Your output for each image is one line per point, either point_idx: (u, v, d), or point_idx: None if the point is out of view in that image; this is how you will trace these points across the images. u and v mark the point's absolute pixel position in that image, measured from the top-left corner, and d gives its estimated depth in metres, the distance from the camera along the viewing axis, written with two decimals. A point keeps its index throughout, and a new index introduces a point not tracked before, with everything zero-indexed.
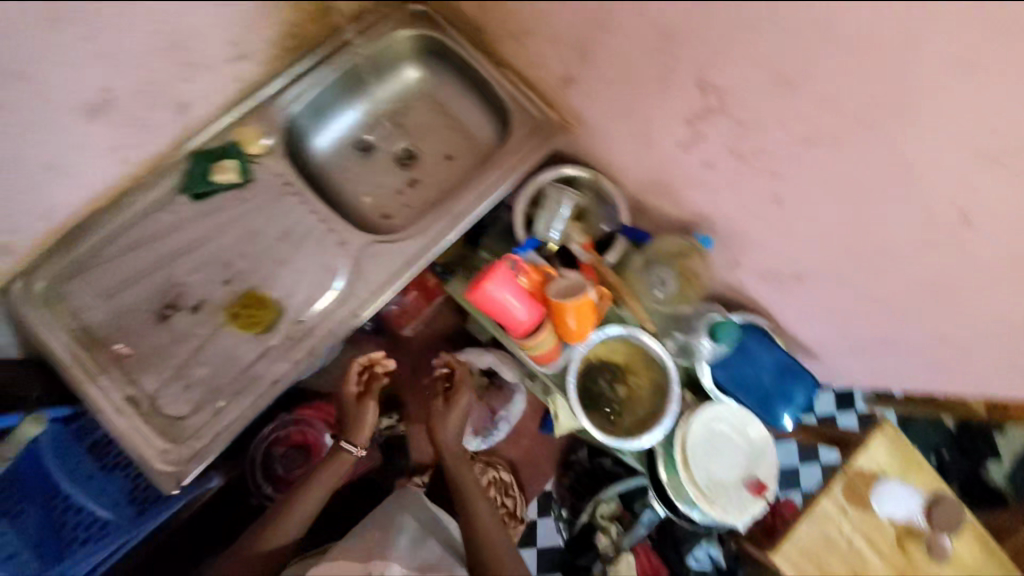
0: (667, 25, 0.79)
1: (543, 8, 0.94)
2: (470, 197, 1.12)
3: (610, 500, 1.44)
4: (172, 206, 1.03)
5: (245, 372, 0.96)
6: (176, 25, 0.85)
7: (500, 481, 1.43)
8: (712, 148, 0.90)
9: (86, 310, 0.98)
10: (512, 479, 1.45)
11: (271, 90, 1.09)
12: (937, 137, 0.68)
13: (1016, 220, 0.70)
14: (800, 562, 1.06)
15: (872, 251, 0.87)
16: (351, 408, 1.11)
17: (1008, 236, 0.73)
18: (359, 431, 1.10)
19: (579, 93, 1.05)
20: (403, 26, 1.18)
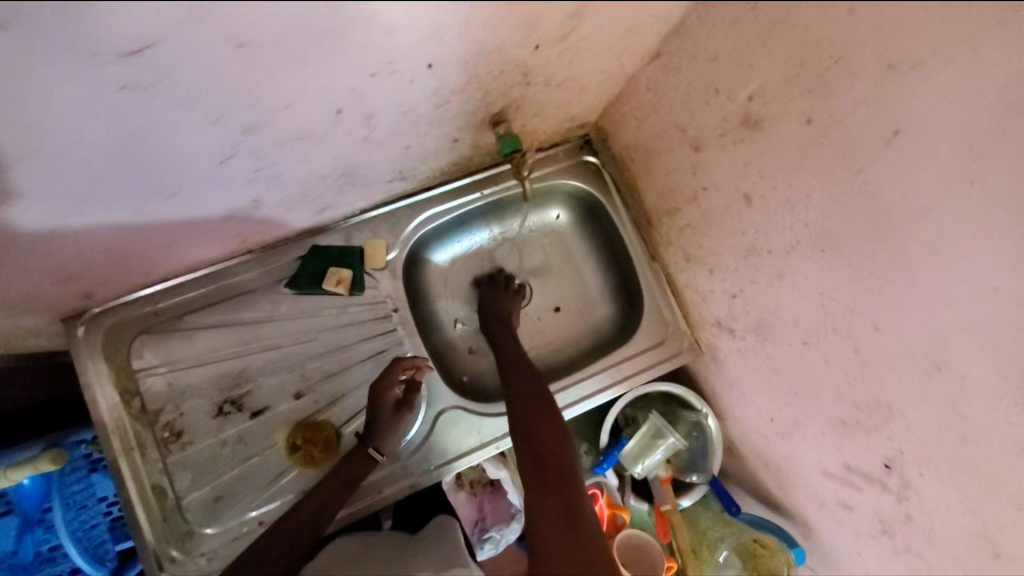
0: (883, 403, 0.67)
1: (743, 274, 0.82)
2: (568, 388, 1.05)
3: None
4: (270, 292, 0.95)
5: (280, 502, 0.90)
6: (357, 162, 0.75)
7: None
8: (854, 499, 0.79)
9: (148, 375, 0.91)
10: None
11: (412, 202, 1.01)
12: None
13: None
14: None
15: None
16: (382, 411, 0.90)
17: None
18: (390, 439, 0.90)
19: (730, 343, 0.94)
20: (570, 174, 1.08)
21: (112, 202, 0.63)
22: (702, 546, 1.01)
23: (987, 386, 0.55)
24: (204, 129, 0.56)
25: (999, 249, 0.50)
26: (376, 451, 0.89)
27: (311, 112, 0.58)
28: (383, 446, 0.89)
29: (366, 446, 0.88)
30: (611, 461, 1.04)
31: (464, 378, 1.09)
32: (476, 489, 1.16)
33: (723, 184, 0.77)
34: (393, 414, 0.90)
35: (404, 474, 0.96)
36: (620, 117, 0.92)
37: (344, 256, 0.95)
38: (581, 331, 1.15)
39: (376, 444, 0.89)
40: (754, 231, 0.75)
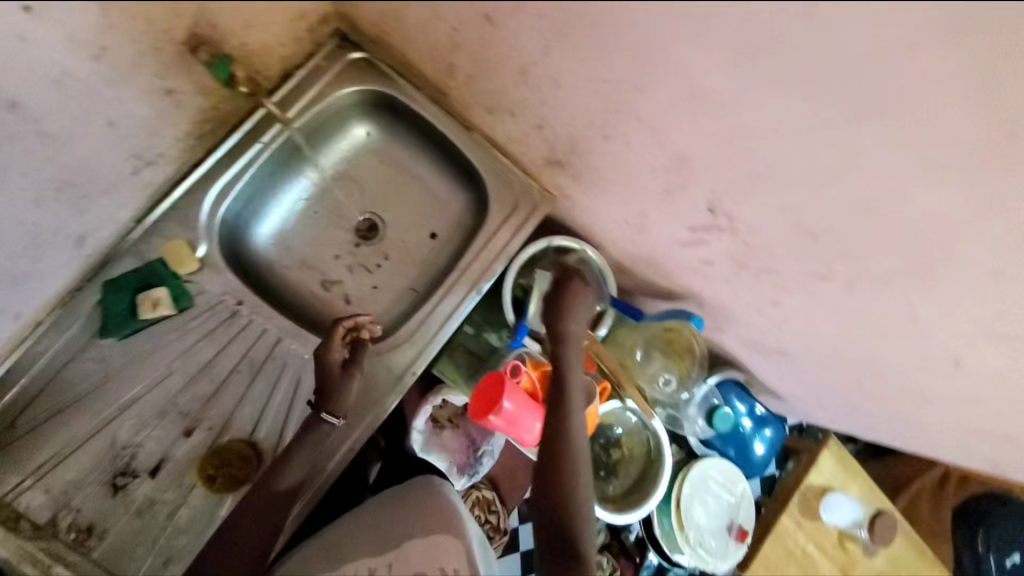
0: (682, 155, 0.70)
1: (532, 100, 0.80)
2: (455, 290, 1.04)
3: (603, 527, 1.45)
4: (93, 351, 0.84)
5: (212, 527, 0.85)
6: (61, 164, 0.69)
7: (482, 500, 1.28)
8: (711, 253, 0.86)
9: (18, 495, 0.82)
10: (495, 496, 1.28)
11: (189, 186, 0.88)
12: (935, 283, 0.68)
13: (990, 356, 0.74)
14: None
15: (854, 357, 0.88)
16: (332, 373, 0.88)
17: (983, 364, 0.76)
18: (342, 402, 0.88)
19: (564, 173, 0.94)
20: (346, 82, 0.96)
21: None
22: (625, 356, 1.10)
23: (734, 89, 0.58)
24: None
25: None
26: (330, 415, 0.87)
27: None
28: (337, 408, 0.87)
29: (319, 411, 0.86)
30: (522, 332, 1.08)
31: None
32: (457, 421, 1.20)
33: (460, 15, 0.71)
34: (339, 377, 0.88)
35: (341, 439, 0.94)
36: None
37: (149, 277, 0.85)
38: (445, 233, 1.12)
39: (330, 409, 0.86)
40: (511, 50, 0.72)
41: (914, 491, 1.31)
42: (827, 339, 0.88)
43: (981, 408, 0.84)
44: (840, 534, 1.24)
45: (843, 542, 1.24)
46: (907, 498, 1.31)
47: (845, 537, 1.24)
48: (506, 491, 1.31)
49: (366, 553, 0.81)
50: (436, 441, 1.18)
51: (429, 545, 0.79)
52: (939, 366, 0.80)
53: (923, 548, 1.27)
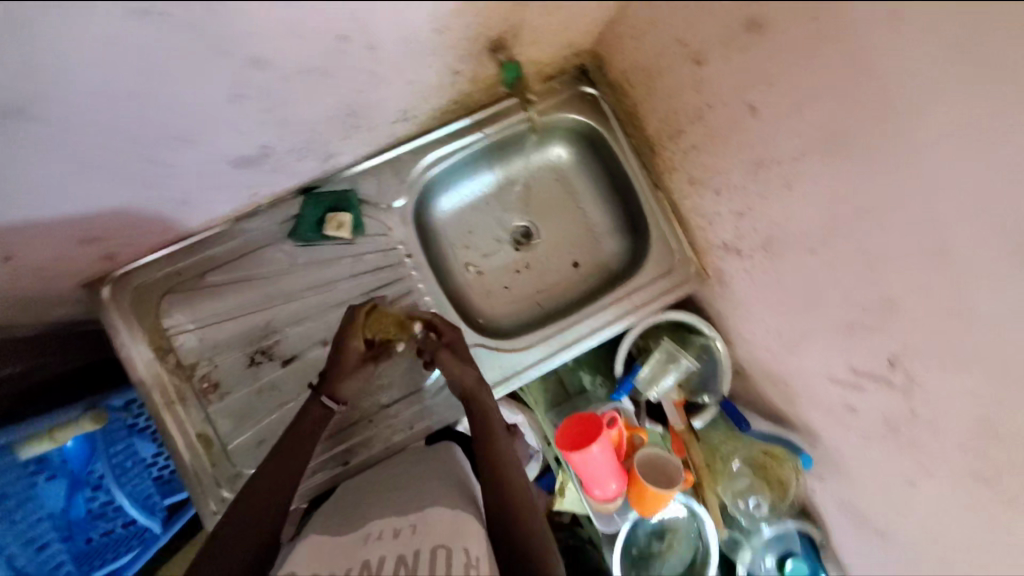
0: (888, 302, 0.70)
1: (751, 190, 0.83)
2: (581, 322, 1.09)
3: None
4: (285, 246, 0.97)
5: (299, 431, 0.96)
6: (364, 99, 0.75)
7: None
8: (862, 402, 0.83)
9: (179, 333, 0.95)
10: None
11: (416, 146, 1.01)
12: None
13: None
14: None
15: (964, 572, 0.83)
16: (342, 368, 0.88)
17: None
18: (342, 386, 0.88)
19: (737, 265, 0.96)
20: (570, 108, 1.07)
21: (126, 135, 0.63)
22: (715, 460, 1.08)
23: (987, 266, 0.58)
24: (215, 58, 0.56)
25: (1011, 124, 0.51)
26: (329, 399, 0.87)
27: None
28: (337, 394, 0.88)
29: (318, 393, 0.86)
30: (626, 388, 1.09)
31: (479, 319, 1.13)
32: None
33: (727, 97, 0.77)
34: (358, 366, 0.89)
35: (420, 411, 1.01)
36: (620, 42, 0.91)
37: (341, 203, 0.97)
38: (588, 268, 1.18)
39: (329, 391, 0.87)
40: (759, 143, 0.76)
41: None
42: (945, 540, 0.83)
43: None
44: None
45: None
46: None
47: None
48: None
49: (380, 518, 0.79)
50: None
51: (449, 522, 0.74)
52: None
53: None
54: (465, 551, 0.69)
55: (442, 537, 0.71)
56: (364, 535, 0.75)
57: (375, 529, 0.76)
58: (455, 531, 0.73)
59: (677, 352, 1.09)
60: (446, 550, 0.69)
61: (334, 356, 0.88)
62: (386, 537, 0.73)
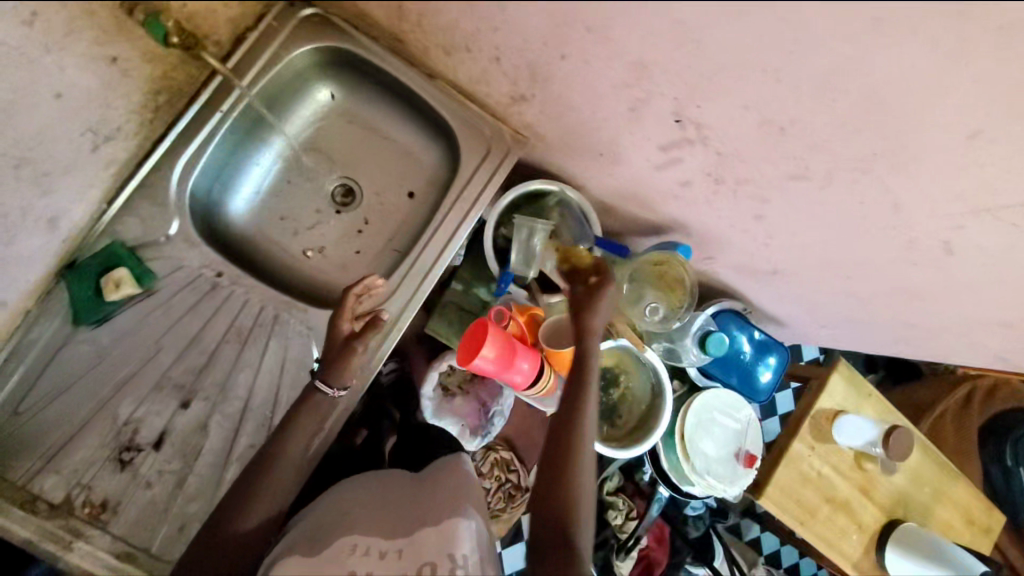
0: (640, 63, 0.67)
1: (483, 27, 0.76)
2: (436, 246, 1.03)
3: (614, 475, 1.26)
4: (83, 335, 0.86)
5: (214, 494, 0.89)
6: (14, 138, 0.68)
7: (502, 461, 1.30)
8: (688, 171, 0.83)
9: (32, 478, 0.85)
10: (513, 455, 1.31)
11: (155, 162, 0.87)
12: (911, 171, 0.67)
13: (973, 239, 0.73)
14: (784, 502, 1.19)
15: (840, 265, 0.88)
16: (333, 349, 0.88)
17: (964, 249, 0.76)
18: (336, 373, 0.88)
19: (532, 109, 0.92)
20: (300, 39, 0.93)
21: None
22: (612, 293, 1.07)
23: None
24: None
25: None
26: (323, 385, 0.87)
27: None
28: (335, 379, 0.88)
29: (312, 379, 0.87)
30: (507, 280, 1.06)
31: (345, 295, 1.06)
32: (466, 387, 1.23)
33: None
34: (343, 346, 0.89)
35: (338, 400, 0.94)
36: None
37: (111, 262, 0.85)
38: (422, 192, 1.11)
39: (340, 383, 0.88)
40: None
41: (937, 413, 1.37)
42: (812, 247, 0.87)
43: (973, 298, 0.84)
44: (856, 455, 1.24)
45: (860, 462, 1.25)
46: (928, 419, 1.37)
47: (862, 457, 1.25)
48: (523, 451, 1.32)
49: (365, 528, 0.82)
50: (446, 407, 1.20)
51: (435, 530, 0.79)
52: (929, 255, 0.79)
53: (939, 455, 1.29)
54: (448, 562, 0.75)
55: (432, 552, 0.76)
56: (349, 547, 0.79)
57: (361, 541, 0.79)
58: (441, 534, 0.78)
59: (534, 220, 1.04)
60: (432, 568, 0.74)
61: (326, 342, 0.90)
62: (374, 555, 0.77)
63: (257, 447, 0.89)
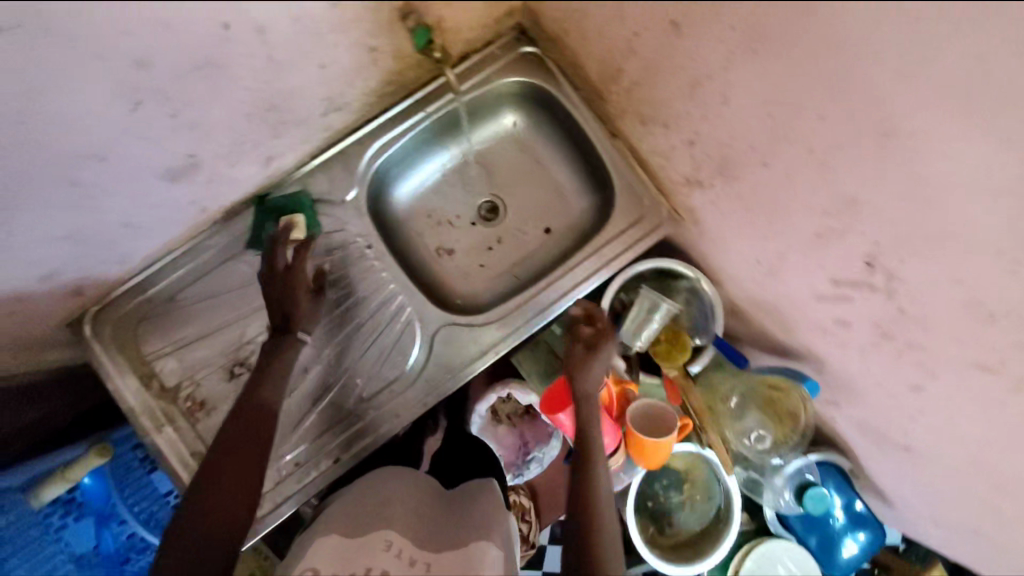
0: (850, 198, 0.64)
1: (694, 113, 0.78)
2: (559, 287, 1.05)
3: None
4: (246, 255, 0.97)
5: (290, 431, 0.97)
6: (277, 88, 0.73)
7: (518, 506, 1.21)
8: (852, 314, 0.78)
9: (159, 358, 0.97)
10: (532, 505, 1.22)
11: (361, 136, 0.99)
12: None
13: None
14: None
15: (991, 476, 0.78)
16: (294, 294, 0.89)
17: None
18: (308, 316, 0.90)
19: (704, 198, 0.92)
20: (513, 71, 1.04)
21: (46, 169, 0.66)
22: (716, 401, 1.02)
23: (941, 132, 0.53)
24: (108, 86, 0.60)
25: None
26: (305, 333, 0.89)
27: None
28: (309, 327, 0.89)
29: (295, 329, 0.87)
30: None
31: (456, 301, 1.11)
32: (514, 420, 1.20)
33: (649, 19, 0.72)
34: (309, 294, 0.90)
35: (420, 391, 0.99)
36: None
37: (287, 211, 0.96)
38: (561, 233, 1.15)
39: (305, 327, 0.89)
40: (690, 61, 0.72)
41: None
42: (967, 443, 0.77)
43: None
44: None
45: None
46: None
47: None
48: (543, 504, 1.24)
49: (402, 529, 0.82)
50: (489, 432, 1.19)
51: (468, 553, 0.79)
52: None
53: None
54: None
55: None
56: (384, 543, 0.78)
57: (395, 540, 0.79)
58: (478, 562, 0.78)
59: (659, 297, 1.02)
60: None
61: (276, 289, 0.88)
62: (404, 561, 0.77)
63: (338, 405, 0.98)
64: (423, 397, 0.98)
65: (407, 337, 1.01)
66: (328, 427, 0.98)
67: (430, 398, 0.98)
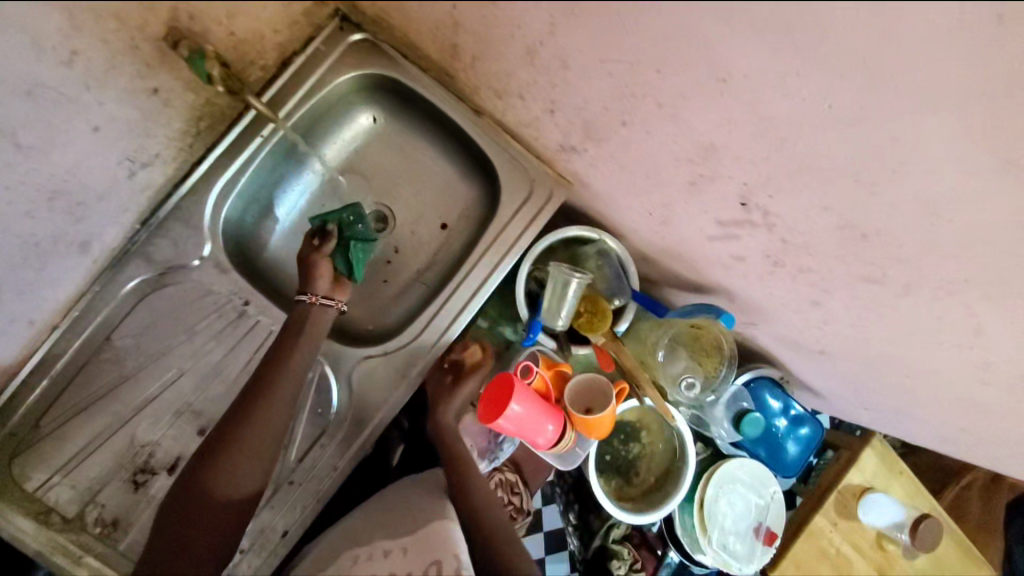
0: (709, 145, 0.61)
1: (542, 82, 0.72)
2: (465, 288, 0.98)
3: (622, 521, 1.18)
4: (109, 351, 0.85)
5: None
6: (51, 172, 0.64)
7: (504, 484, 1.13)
8: (744, 249, 0.77)
9: (49, 490, 0.86)
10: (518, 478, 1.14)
11: (193, 184, 0.86)
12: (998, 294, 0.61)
13: None
14: None
15: (895, 362, 0.83)
16: (315, 264, 0.86)
17: None
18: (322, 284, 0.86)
19: (583, 162, 0.87)
20: (346, 65, 0.91)
21: None
22: (646, 354, 1.03)
23: (768, 74, 0.49)
24: None
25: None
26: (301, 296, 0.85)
27: None
28: (308, 288, 0.85)
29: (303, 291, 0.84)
30: (535, 328, 1.00)
31: (368, 327, 1.04)
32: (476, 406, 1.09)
33: None
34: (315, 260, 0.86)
35: (352, 435, 0.93)
36: None
37: (359, 236, 0.90)
38: (458, 225, 1.07)
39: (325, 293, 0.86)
40: (516, 28, 0.64)
41: (960, 483, 1.23)
42: (869, 339, 0.81)
43: None
44: (877, 536, 1.17)
45: (880, 542, 1.17)
46: (952, 489, 1.23)
47: (883, 537, 1.17)
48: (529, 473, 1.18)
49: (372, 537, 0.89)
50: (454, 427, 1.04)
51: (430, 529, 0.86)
52: (1001, 376, 0.72)
53: (985, 562, 1.18)
54: (452, 567, 0.80)
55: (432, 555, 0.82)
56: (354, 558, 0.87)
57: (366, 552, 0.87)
58: (443, 547, 0.83)
59: (569, 270, 0.97)
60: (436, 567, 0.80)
61: (304, 270, 0.86)
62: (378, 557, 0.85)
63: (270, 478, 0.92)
64: (358, 444, 0.92)
65: (322, 382, 0.95)
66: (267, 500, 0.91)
67: (365, 441, 0.92)
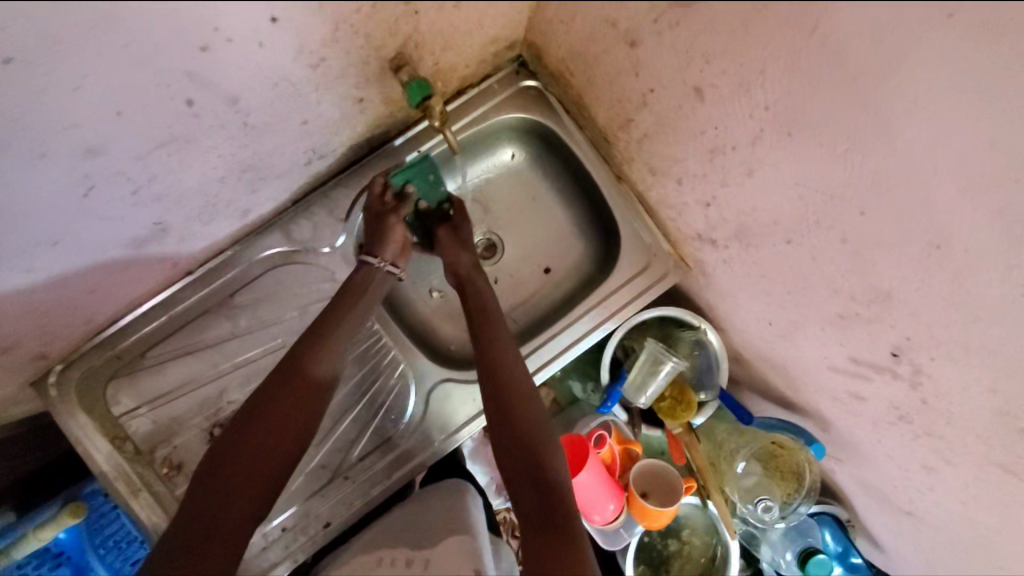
0: (883, 292, 0.60)
1: (712, 179, 0.72)
2: (558, 340, 0.98)
3: None
4: (227, 306, 0.90)
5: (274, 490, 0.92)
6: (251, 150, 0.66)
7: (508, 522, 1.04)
8: (867, 391, 0.74)
9: (132, 417, 0.90)
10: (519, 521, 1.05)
11: (346, 178, 0.91)
12: None
13: None
14: None
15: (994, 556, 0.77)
16: (392, 224, 0.84)
17: None
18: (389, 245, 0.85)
19: (715, 256, 0.87)
20: (512, 106, 0.96)
21: (13, 248, 0.59)
22: (720, 459, 1.00)
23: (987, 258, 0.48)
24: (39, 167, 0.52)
25: (1009, 99, 0.42)
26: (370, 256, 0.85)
27: (153, 108, 0.54)
28: (377, 250, 0.85)
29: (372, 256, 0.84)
30: (614, 398, 0.99)
31: (452, 347, 1.04)
32: None
33: (669, 80, 0.65)
34: (386, 216, 0.85)
35: (415, 451, 0.93)
36: (547, 26, 0.78)
37: None
38: (562, 275, 1.07)
39: (392, 259, 0.85)
40: (712, 129, 0.65)
41: None
42: (976, 524, 0.75)
43: None
44: None
45: None
46: None
47: None
48: None
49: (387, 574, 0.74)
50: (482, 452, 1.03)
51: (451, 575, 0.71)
52: None
53: None
54: None
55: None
56: None
57: None
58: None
59: (665, 351, 0.96)
60: None
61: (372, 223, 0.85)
62: None
63: (327, 469, 0.93)
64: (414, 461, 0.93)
65: (400, 390, 0.96)
66: (318, 491, 0.92)
67: (428, 461, 0.93)
